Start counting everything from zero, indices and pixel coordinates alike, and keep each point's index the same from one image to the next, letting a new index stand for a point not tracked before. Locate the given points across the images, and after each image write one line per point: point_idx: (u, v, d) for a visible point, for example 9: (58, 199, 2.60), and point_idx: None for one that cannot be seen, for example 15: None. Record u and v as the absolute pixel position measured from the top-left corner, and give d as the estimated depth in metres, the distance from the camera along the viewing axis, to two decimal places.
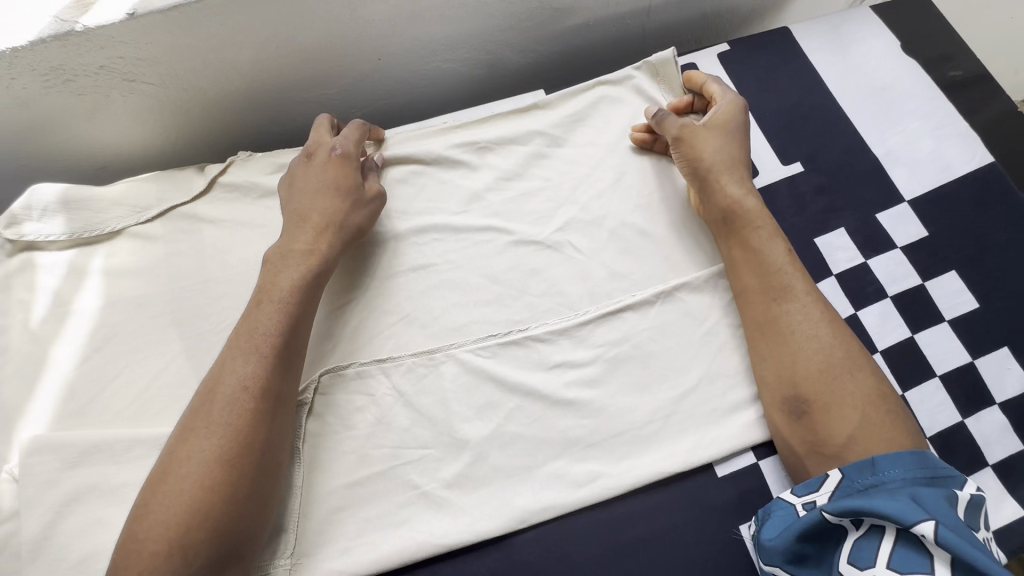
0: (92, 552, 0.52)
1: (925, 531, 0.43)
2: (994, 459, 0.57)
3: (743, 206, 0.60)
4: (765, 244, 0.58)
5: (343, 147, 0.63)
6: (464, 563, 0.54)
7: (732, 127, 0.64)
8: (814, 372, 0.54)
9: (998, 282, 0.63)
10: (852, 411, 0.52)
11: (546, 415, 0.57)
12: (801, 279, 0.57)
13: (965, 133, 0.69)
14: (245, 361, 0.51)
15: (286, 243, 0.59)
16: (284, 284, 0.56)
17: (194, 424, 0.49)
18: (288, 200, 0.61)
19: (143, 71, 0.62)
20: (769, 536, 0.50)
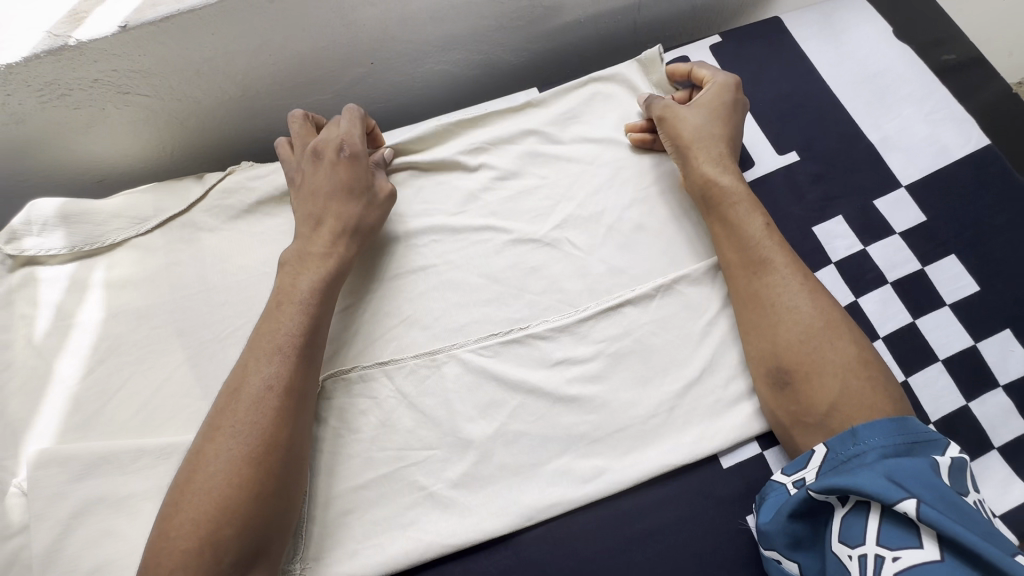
0: (102, 563, 0.52)
1: (908, 509, 0.43)
2: (999, 441, 0.57)
3: (726, 185, 0.61)
4: (743, 218, 0.59)
5: (350, 144, 0.62)
6: (473, 563, 0.54)
7: (718, 109, 0.65)
8: (793, 342, 0.55)
9: (997, 264, 0.63)
10: (831, 379, 0.52)
11: (550, 412, 0.57)
12: (782, 252, 0.58)
13: (959, 116, 0.69)
14: (267, 359, 0.52)
15: (304, 244, 0.59)
16: (303, 284, 0.56)
17: (220, 422, 0.50)
18: (299, 198, 0.62)
19: (137, 83, 0.62)
20: (765, 520, 0.51)
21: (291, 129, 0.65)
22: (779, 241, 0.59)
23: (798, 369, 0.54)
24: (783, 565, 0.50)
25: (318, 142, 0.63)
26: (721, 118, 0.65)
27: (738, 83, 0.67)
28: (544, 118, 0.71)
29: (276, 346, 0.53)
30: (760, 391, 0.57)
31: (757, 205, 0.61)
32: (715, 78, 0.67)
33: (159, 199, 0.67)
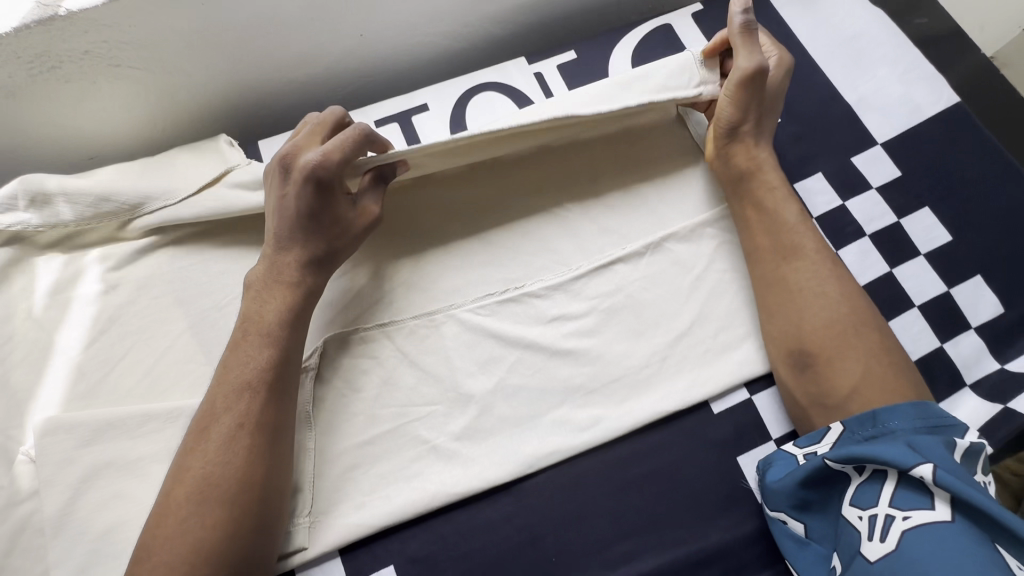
0: (115, 523, 0.54)
1: (924, 473, 0.45)
2: (970, 379, 0.61)
3: (758, 178, 0.62)
4: (776, 205, 0.61)
5: (317, 161, 0.54)
6: (477, 510, 0.56)
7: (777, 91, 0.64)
8: (820, 329, 0.56)
9: (967, 215, 0.66)
10: (854, 364, 0.54)
11: (546, 365, 0.60)
12: (812, 249, 0.59)
13: (931, 75, 0.72)
14: (235, 399, 0.51)
15: (268, 270, 0.56)
16: (267, 313, 0.55)
17: (187, 462, 0.50)
18: (270, 209, 0.58)
19: (129, 55, 0.62)
20: (774, 480, 0.54)
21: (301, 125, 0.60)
22: (809, 235, 0.60)
23: (826, 354, 0.55)
24: (788, 525, 0.53)
25: (288, 154, 0.57)
26: (770, 103, 0.64)
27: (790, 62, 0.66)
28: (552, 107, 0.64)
29: (245, 382, 0.52)
30: (777, 369, 0.58)
31: (786, 205, 0.61)
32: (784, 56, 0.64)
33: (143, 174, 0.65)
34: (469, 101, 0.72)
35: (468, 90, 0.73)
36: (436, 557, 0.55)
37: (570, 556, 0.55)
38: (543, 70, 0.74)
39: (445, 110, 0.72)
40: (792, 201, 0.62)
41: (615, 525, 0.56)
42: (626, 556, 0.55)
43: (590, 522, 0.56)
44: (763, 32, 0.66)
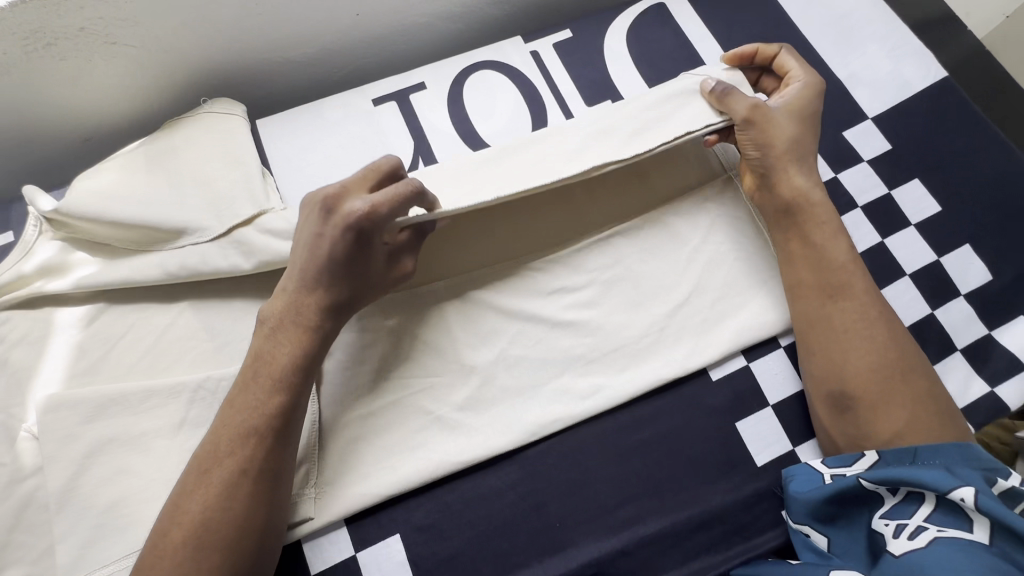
0: (120, 497, 0.54)
1: (964, 496, 0.45)
2: (961, 344, 0.62)
3: (804, 209, 0.59)
4: (824, 241, 0.58)
5: (362, 214, 0.51)
6: (481, 479, 0.56)
7: (807, 117, 0.62)
8: (866, 371, 0.54)
9: (955, 186, 0.68)
10: (898, 409, 0.53)
11: (547, 336, 0.60)
12: (860, 289, 0.57)
13: (919, 51, 0.73)
14: (238, 444, 0.49)
15: (287, 310, 0.53)
16: (279, 357, 0.52)
17: (182, 502, 0.47)
18: (298, 244, 0.54)
19: (125, 33, 0.62)
20: (797, 492, 0.54)
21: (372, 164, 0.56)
22: (858, 273, 0.58)
23: (870, 398, 0.53)
24: (811, 538, 0.53)
25: (333, 195, 0.53)
26: (802, 129, 0.62)
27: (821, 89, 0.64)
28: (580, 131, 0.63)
29: (248, 428, 0.49)
30: (818, 406, 0.57)
31: (838, 242, 0.59)
32: (815, 84, 0.63)
33: (150, 159, 0.65)
34: (466, 79, 0.72)
35: (465, 69, 0.73)
36: (441, 525, 0.55)
37: (574, 521, 0.56)
38: (540, 48, 0.74)
39: (442, 89, 0.72)
40: (845, 239, 0.59)
41: (617, 490, 0.56)
42: (629, 520, 0.56)
43: (593, 488, 0.56)
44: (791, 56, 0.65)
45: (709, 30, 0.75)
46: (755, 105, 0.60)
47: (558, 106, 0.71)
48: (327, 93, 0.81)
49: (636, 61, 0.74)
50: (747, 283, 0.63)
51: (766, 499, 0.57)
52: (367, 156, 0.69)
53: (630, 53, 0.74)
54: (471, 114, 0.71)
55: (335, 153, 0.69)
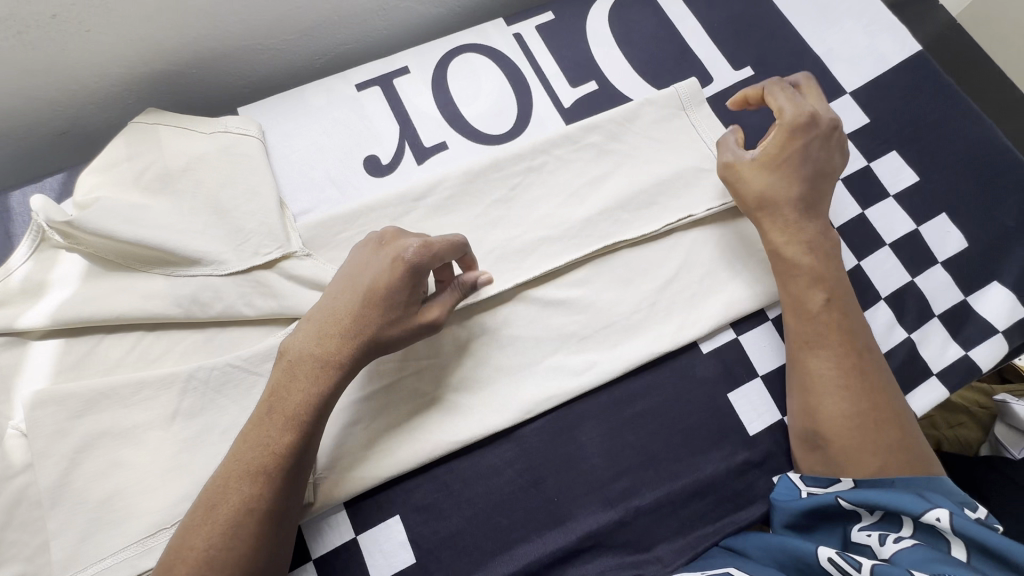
0: (111, 493, 0.53)
1: (939, 515, 0.46)
2: (939, 311, 0.64)
3: (786, 252, 0.59)
4: (813, 284, 0.58)
5: (416, 250, 0.51)
6: (478, 458, 0.57)
7: (807, 147, 0.60)
8: (839, 416, 0.54)
9: (931, 157, 0.69)
10: (872, 454, 0.53)
11: (541, 315, 0.61)
12: (843, 334, 0.56)
13: (894, 25, 0.75)
14: (245, 482, 0.47)
15: (307, 344, 0.50)
16: (296, 395, 0.49)
17: (191, 537, 0.45)
18: (342, 273, 0.53)
19: (99, 19, 0.60)
20: (781, 500, 0.55)
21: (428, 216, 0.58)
22: (845, 316, 0.57)
23: (842, 443, 0.54)
24: None
25: (388, 235, 0.54)
26: (804, 161, 0.60)
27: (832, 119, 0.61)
28: (566, 130, 0.66)
29: (258, 468, 0.47)
30: (795, 443, 0.57)
31: (826, 284, 0.58)
32: (822, 117, 0.61)
33: (129, 148, 0.63)
34: (450, 63, 0.72)
35: (450, 52, 0.73)
36: (441, 504, 0.56)
37: (572, 496, 0.56)
38: (522, 31, 0.74)
39: (426, 73, 0.71)
40: (835, 280, 0.59)
41: (611, 465, 0.57)
42: (625, 492, 0.57)
43: (589, 463, 0.57)
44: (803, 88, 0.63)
45: (690, 9, 0.76)
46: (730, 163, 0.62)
47: (543, 88, 0.71)
48: (307, 81, 0.80)
49: (619, 41, 0.74)
50: (733, 257, 0.64)
51: (756, 467, 0.59)
52: (352, 142, 0.68)
53: (613, 34, 0.74)
54: (455, 97, 0.71)
55: (319, 139, 0.68)
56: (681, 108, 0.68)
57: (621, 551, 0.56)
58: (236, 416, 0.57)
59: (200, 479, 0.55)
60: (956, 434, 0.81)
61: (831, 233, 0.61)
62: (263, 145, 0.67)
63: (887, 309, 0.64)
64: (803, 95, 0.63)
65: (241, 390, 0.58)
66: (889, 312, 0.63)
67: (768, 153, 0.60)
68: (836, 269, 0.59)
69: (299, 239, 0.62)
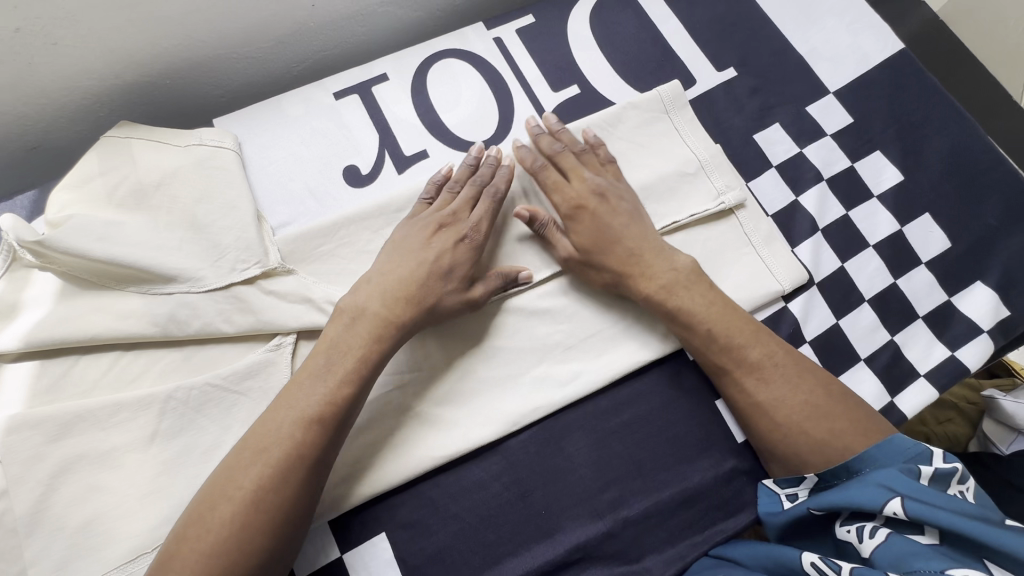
0: (92, 517, 0.52)
1: (895, 509, 0.46)
2: (923, 312, 0.64)
3: (660, 304, 0.58)
4: (695, 319, 0.57)
5: (475, 232, 0.59)
6: (463, 472, 0.56)
7: (603, 222, 0.60)
8: (765, 432, 0.55)
9: (915, 156, 0.69)
10: (810, 452, 0.53)
11: (525, 325, 0.60)
12: (736, 355, 0.56)
13: (876, 23, 0.74)
14: (298, 428, 0.49)
15: (368, 300, 0.55)
16: (355, 351, 0.53)
17: (235, 475, 0.47)
18: (398, 244, 0.58)
19: (65, 32, 0.59)
20: (768, 514, 0.55)
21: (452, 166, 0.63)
22: (730, 337, 0.56)
23: (781, 452, 0.55)
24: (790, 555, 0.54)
25: (446, 216, 0.59)
26: (608, 235, 0.59)
27: (619, 182, 0.63)
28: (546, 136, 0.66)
29: (313, 415, 0.50)
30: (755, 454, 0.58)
31: (702, 315, 0.57)
32: (589, 192, 0.61)
33: (102, 163, 0.61)
34: (430, 69, 0.71)
35: (429, 58, 0.71)
36: (426, 521, 0.55)
37: (559, 508, 0.56)
38: (503, 35, 0.73)
39: (405, 80, 0.70)
40: (706, 308, 0.57)
41: (598, 475, 0.57)
42: (612, 503, 0.56)
43: (576, 473, 0.57)
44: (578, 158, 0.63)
45: (672, 10, 0.75)
46: (570, 254, 0.60)
47: (524, 93, 0.70)
48: (286, 90, 0.79)
49: (600, 44, 0.73)
50: (718, 263, 0.64)
51: (744, 474, 0.58)
52: (331, 152, 0.67)
53: (594, 36, 0.73)
54: (436, 103, 0.70)
55: (298, 149, 0.67)
56: (663, 111, 0.68)
57: (610, 562, 0.55)
58: (217, 436, 0.56)
59: (182, 502, 0.54)
60: (946, 430, 0.81)
61: (681, 258, 0.59)
62: (239, 157, 0.65)
63: (870, 311, 0.63)
64: (579, 163, 0.63)
65: (221, 409, 0.57)
66: (872, 314, 0.63)
67: (581, 242, 0.59)
68: (704, 293, 0.58)
69: (277, 252, 0.61)
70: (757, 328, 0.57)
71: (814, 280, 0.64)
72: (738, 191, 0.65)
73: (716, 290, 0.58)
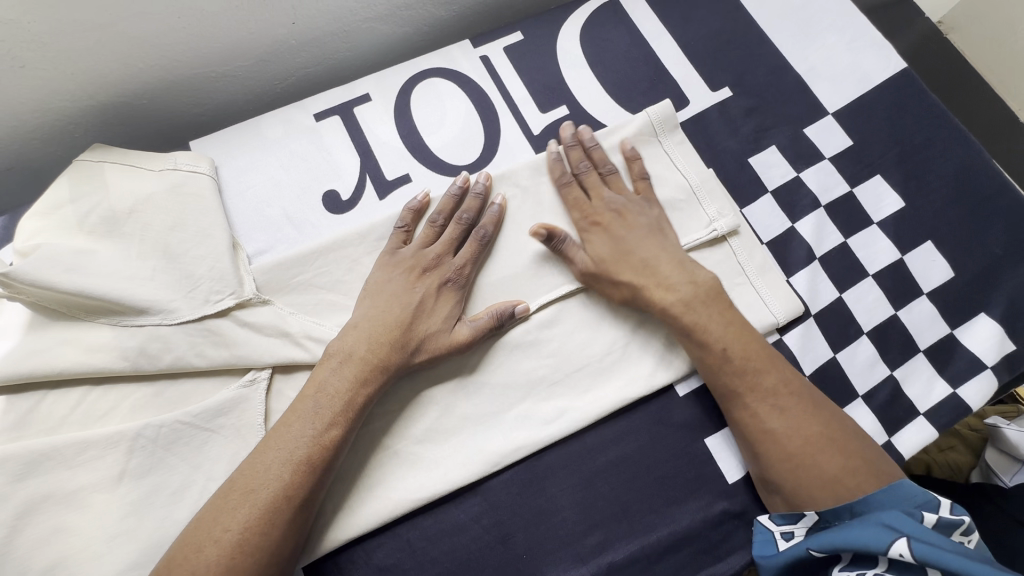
0: (54, 563, 0.50)
1: (901, 551, 0.43)
2: (924, 345, 0.62)
3: (675, 317, 0.56)
4: (711, 336, 0.55)
5: (459, 273, 0.58)
6: (442, 514, 0.54)
7: (621, 239, 0.59)
8: (778, 464, 0.52)
9: (917, 181, 0.66)
10: (820, 487, 0.51)
11: (508, 360, 0.58)
12: (752, 379, 0.54)
13: (877, 41, 0.72)
14: (289, 470, 0.48)
15: (354, 342, 0.54)
16: (341, 392, 0.52)
17: (222, 520, 0.46)
18: (379, 286, 0.57)
19: (33, 54, 0.57)
20: (762, 556, 0.52)
21: (427, 203, 0.62)
22: (746, 360, 0.54)
23: (789, 488, 0.52)
24: None
25: (429, 259, 0.58)
26: (623, 251, 0.58)
27: (644, 199, 0.62)
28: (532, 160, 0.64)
29: (303, 458, 0.49)
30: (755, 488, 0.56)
31: (718, 334, 0.55)
32: (606, 210, 0.61)
33: (72, 188, 0.59)
34: (413, 89, 0.69)
35: (413, 78, 0.69)
36: (403, 565, 0.53)
37: (542, 552, 0.54)
38: (489, 53, 0.70)
39: (389, 100, 0.68)
40: (724, 327, 0.55)
41: (584, 518, 0.55)
42: (597, 547, 0.54)
43: (560, 516, 0.55)
44: (608, 171, 0.63)
45: (664, 26, 0.72)
46: (591, 267, 0.58)
47: (511, 115, 0.68)
48: (268, 108, 0.77)
49: (591, 62, 0.71)
50: None
51: (736, 517, 0.56)
52: (310, 177, 0.65)
53: (584, 55, 0.71)
54: (419, 124, 0.67)
55: (276, 173, 0.65)
56: (654, 134, 0.66)
57: None
58: (188, 475, 0.54)
59: (151, 545, 0.52)
60: (947, 459, 0.78)
61: (701, 274, 0.58)
62: (215, 182, 0.63)
63: (870, 345, 0.61)
64: (604, 179, 0.63)
65: (193, 447, 0.55)
66: (872, 348, 0.61)
67: (597, 254, 0.59)
68: (720, 312, 0.56)
69: (253, 282, 0.59)
70: (771, 354, 0.55)
71: (810, 312, 0.62)
72: (731, 218, 0.63)
73: (733, 309, 0.57)
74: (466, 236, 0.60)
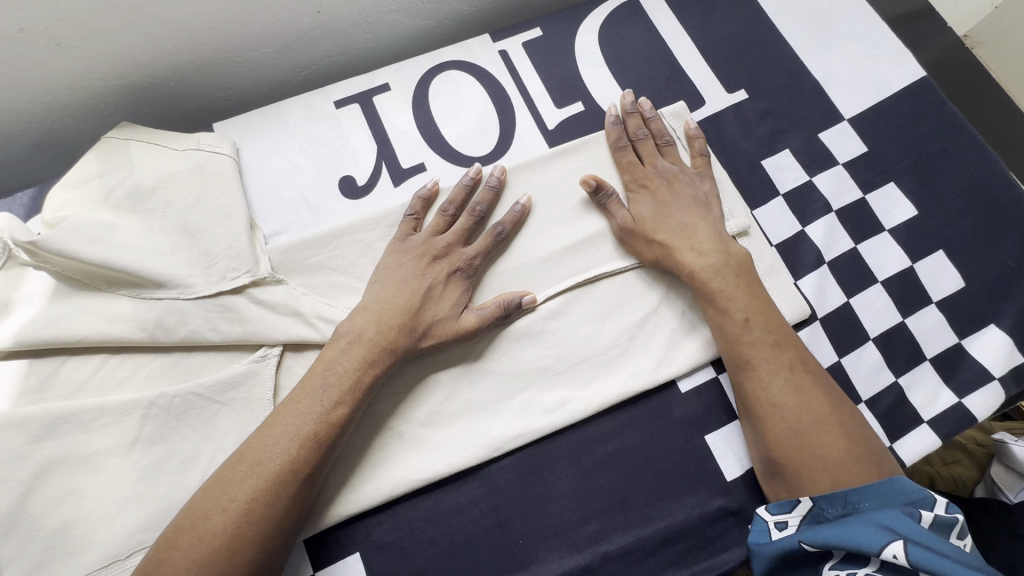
0: (67, 522, 0.51)
1: (896, 553, 0.45)
2: (931, 354, 0.61)
3: (703, 281, 0.58)
4: (733, 306, 0.56)
5: (469, 263, 0.59)
6: (442, 496, 0.55)
7: (664, 202, 0.61)
8: (783, 437, 0.52)
9: (931, 189, 0.66)
10: (821, 467, 0.51)
11: (513, 349, 0.59)
12: (770, 351, 0.55)
13: (897, 49, 0.72)
14: (295, 445, 0.50)
15: (364, 324, 0.55)
16: (349, 373, 0.53)
17: (230, 490, 0.48)
18: (391, 270, 0.58)
19: (68, 31, 0.59)
20: (755, 544, 0.51)
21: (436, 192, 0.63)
22: (767, 333, 0.55)
23: (790, 463, 0.52)
24: None
25: (439, 247, 0.59)
26: (664, 213, 0.60)
27: (697, 171, 0.64)
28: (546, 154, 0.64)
29: (309, 434, 0.50)
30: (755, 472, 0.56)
31: (742, 305, 0.56)
32: (657, 176, 0.63)
33: (101, 163, 0.61)
34: (432, 81, 0.70)
35: (432, 69, 0.70)
36: (401, 543, 0.54)
37: (538, 538, 0.55)
38: (508, 47, 0.71)
39: (408, 90, 0.70)
40: (748, 300, 0.57)
41: (580, 508, 0.55)
42: (593, 536, 0.55)
43: (557, 504, 0.55)
44: (666, 141, 0.65)
45: (683, 27, 0.73)
46: (631, 223, 0.60)
47: (526, 109, 0.69)
48: (290, 95, 0.79)
49: (608, 60, 0.71)
50: None
51: (733, 515, 0.56)
52: (328, 162, 0.66)
53: (602, 52, 0.72)
54: (436, 115, 0.69)
55: (296, 157, 0.66)
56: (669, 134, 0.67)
57: None
58: (198, 446, 0.56)
59: (160, 510, 0.53)
60: (952, 472, 0.77)
61: (734, 249, 0.60)
62: (236, 163, 0.65)
63: (876, 351, 0.61)
64: (660, 147, 0.65)
65: (203, 419, 0.57)
66: (878, 354, 0.61)
67: (638, 213, 0.61)
68: (744, 288, 0.57)
69: (268, 262, 0.61)
70: (791, 335, 0.56)
71: (817, 315, 0.62)
72: (741, 218, 0.64)
73: (760, 287, 0.58)
74: (477, 225, 0.61)
